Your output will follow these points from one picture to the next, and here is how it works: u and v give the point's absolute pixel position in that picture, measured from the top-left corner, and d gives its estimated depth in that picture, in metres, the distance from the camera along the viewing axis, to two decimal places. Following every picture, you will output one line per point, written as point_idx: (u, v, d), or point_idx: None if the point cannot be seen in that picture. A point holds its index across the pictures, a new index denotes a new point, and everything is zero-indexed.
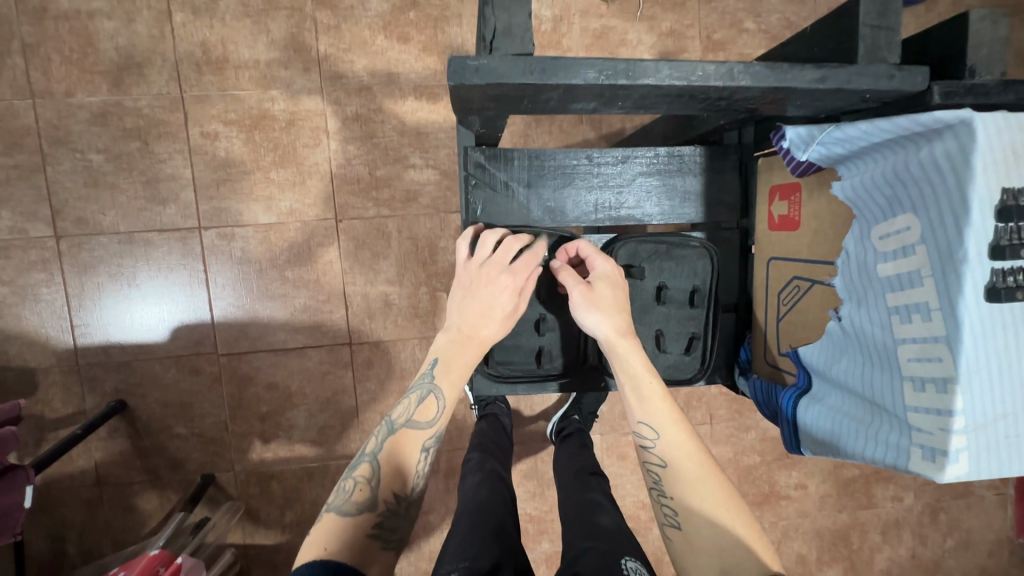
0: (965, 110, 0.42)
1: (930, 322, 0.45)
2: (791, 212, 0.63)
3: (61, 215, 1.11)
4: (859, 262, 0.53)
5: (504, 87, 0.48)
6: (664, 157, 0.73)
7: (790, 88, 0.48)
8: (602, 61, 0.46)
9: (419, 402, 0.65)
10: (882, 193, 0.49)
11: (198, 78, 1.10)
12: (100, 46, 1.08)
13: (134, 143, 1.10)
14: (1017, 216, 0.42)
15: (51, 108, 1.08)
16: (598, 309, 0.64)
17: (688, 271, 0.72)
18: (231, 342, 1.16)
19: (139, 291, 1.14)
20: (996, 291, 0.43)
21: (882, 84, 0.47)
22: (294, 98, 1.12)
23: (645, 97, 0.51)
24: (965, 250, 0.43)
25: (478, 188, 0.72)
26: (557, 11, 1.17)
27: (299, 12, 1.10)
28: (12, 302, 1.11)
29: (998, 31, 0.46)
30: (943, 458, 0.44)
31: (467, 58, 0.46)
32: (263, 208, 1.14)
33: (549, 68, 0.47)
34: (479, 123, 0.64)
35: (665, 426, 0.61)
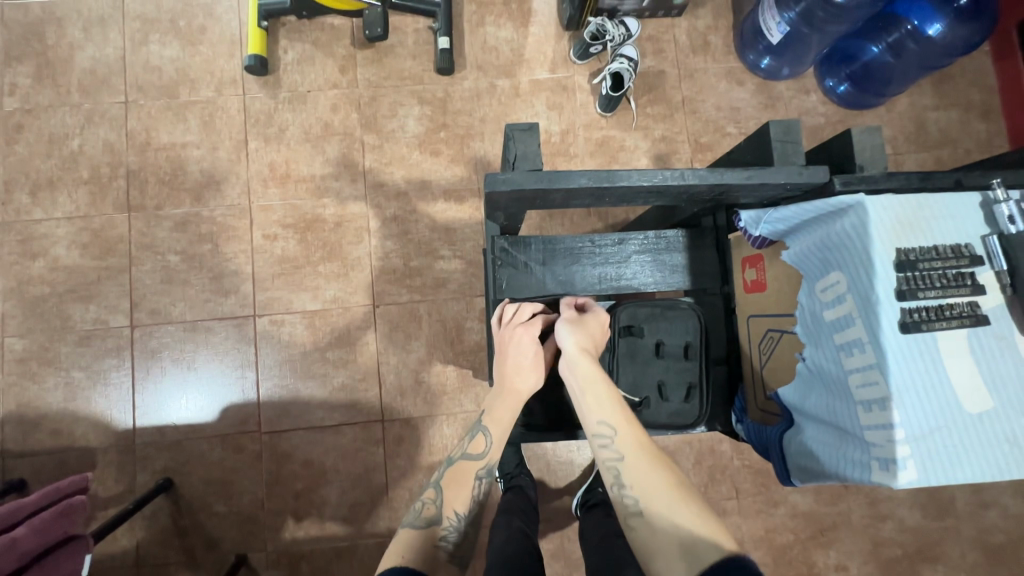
0: (858, 196, 0.55)
1: (864, 353, 0.54)
2: (759, 276, 0.73)
3: (138, 307, 1.27)
4: (809, 311, 0.62)
5: (523, 193, 0.63)
6: (653, 238, 0.86)
7: (728, 184, 0.61)
8: (590, 170, 0.61)
9: (472, 439, 0.80)
10: (814, 255, 0.60)
11: (264, 191, 1.31)
12: (188, 169, 1.31)
13: (206, 245, 1.29)
14: (910, 267, 0.53)
15: (142, 220, 1.29)
16: (576, 330, 0.77)
17: (682, 329, 0.81)
18: (273, 420, 1.25)
19: (195, 373, 1.26)
20: (909, 324, 0.52)
21: (794, 178, 0.60)
22: (342, 204, 1.32)
23: (623, 195, 0.65)
24: (876, 293, 0.53)
25: (503, 267, 0.85)
26: (564, 126, 1.38)
27: (350, 136, 1.34)
28: (85, 385, 1.24)
29: (876, 139, 0.60)
30: (893, 466, 0.50)
31: (497, 174, 0.61)
32: (310, 297, 1.29)
33: (555, 178, 0.61)
34: (503, 217, 0.78)
35: (616, 422, 0.71)
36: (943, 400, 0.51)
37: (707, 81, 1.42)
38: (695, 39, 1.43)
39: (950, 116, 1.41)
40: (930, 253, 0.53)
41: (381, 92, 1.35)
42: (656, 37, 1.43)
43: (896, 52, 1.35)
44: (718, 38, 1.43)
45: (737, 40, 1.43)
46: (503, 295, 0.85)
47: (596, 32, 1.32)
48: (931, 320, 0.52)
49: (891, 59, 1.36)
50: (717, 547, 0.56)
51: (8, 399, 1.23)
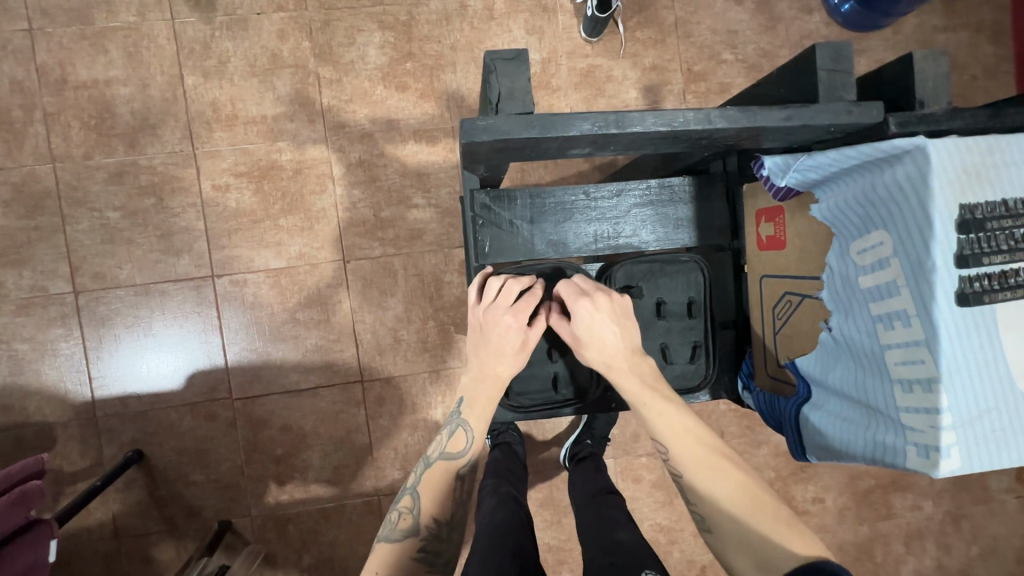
0: (918, 138, 0.46)
1: (910, 327, 0.48)
2: (777, 232, 0.66)
3: (80, 271, 1.15)
4: (842, 276, 0.56)
5: (509, 142, 0.53)
6: (655, 189, 0.77)
7: (761, 127, 0.52)
8: (594, 114, 0.51)
9: (450, 436, 0.73)
10: (856, 213, 0.53)
11: (209, 134, 1.16)
12: (117, 110, 1.14)
13: (149, 200, 1.16)
14: (976, 228, 0.46)
15: (70, 171, 1.14)
16: (588, 351, 0.68)
17: (685, 286, 0.75)
18: (246, 386, 1.18)
19: (155, 341, 1.17)
20: (967, 294, 0.46)
21: (842, 119, 0.52)
22: (300, 148, 1.18)
23: (634, 142, 0.56)
24: (932, 261, 0.46)
25: (485, 227, 0.76)
26: (545, 54, 1.24)
27: (302, 69, 1.17)
28: (32, 358, 1.14)
29: (941, 66, 0.52)
30: (936, 454, 0.47)
31: (475, 119, 0.51)
32: (273, 254, 1.18)
33: (548, 124, 0.51)
34: (483, 169, 0.68)
35: (668, 435, 0.65)
36: (997, 382, 0.46)
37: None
38: None
39: (958, 38, 1.33)
40: (996, 210, 0.47)
41: (335, 15, 1.18)
42: None
43: None
44: None
45: None
46: (486, 260, 0.77)
47: None
48: (992, 291, 0.46)
49: None
50: (794, 565, 0.53)
51: None
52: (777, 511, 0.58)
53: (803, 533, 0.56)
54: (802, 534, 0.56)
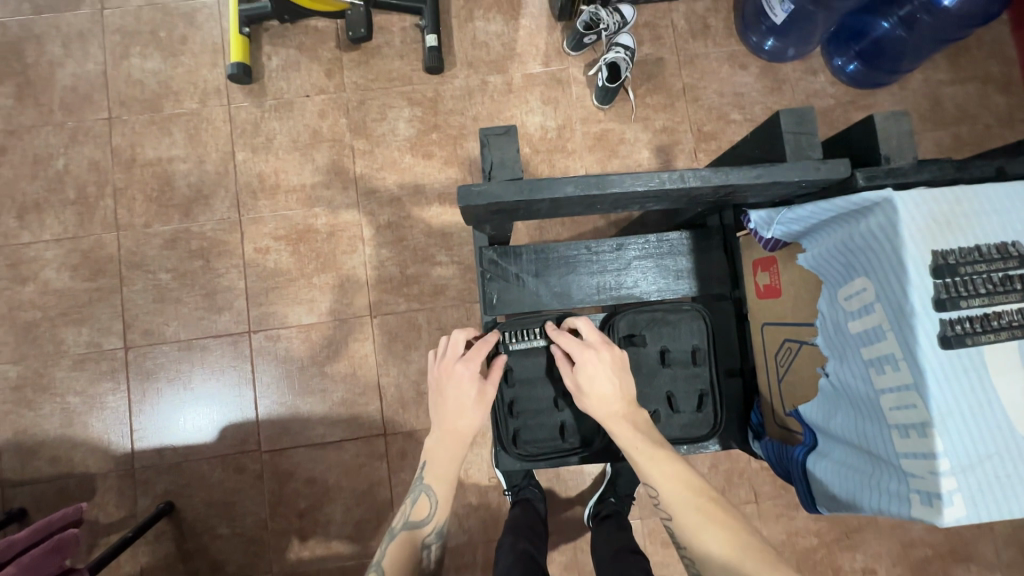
0: (885, 191, 0.49)
1: (899, 371, 0.48)
2: (773, 281, 0.68)
3: (131, 327, 1.24)
4: (834, 322, 0.57)
5: (502, 205, 0.58)
6: (654, 242, 0.81)
7: (734, 185, 0.55)
8: (577, 178, 0.55)
9: (414, 504, 0.75)
10: (839, 260, 0.55)
11: (254, 203, 1.27)
12: (176, 184, 1.28)
13: (197, 262, 1.26)
14: (952, 272, 0.47)
15: (131, 238, 1.26)
16: (587, 402, 0.68)
17: (689, 333, 0.76)
18: (274, 438, 1.22)
19: (192, 394, 1.23)
20: (950, 337, 0.46)
21: (810, 175, 0.54)
22: (334, 213, 1.27)
23: (618, 201, 0.60)
24: (911, 305, 0.47)
25: (492, 281, 0.80)
26: (560, 121, 1.33)
27: (339, 142, 1.29)
28: (82, 411, 1.22)
29: (903, 125, 0.53)
30: (938, 501, 0.45)
31: (471, 185, 0.56)
32: (305, 310, 1.25)
33: (536, 188, 0.56)
34: (489, 228, 0.72)
35: (659, 478, 0.64)
36: (993, 428, 0.45)
37: (710, 66, 1.36)
38: (695, 24, 1.37)
39: (967, 91, 1.37)
40: (972, 255, 0.47)
41: (370, 95, 1.31)
42: (653, 23, 1.37)
43: (908, 25, 1.25)
44: (719, 21, 1.38)
45: (738, 21, 1.37)
46: (495, 312, 0.80)
47: (589, 21, 1.26)
48: (976, 333, 0.46)
49: (903, 33, 1.27)
50: None
51: (4, 427, 1.20)
52: (763, 555, 0.57)
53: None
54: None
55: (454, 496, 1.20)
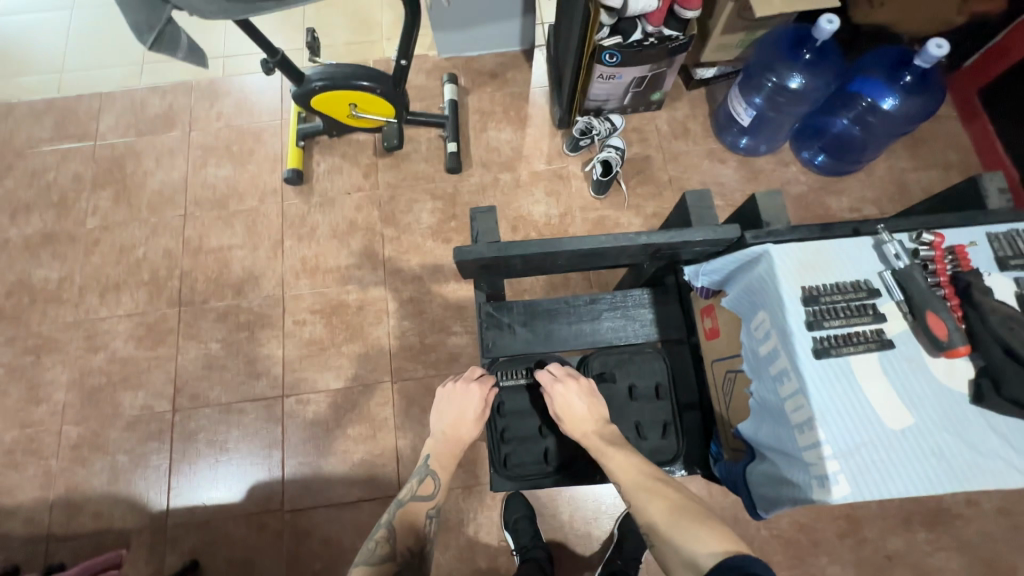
0: (763, 245, 0.64)
1: (789, 380, 0.60)
2: (712, 324, 0.81)
3: (181, 391, 1.39)
4: (746, 349, 0.69)
5: (485, 262, 0.74)
6: (622, 297, 0.95)
7: (657, 244, 0.71)
8: (539, 240, 0.72)
9: (420, 482, 0.87)
10: (744, 298, 0.69)
11: (296, 282, 1.47)
12: (232, 267, 1.49)
13: (243, 333, 1.43)
14: (817, 301, 0.61)
15: (190, 313, 1.45)
16: (564, 425, 0.79)
17: (654, 371, 0.86)
18: (296, 498, 1.30)
19: (227, 454, 1.34)
20: (818, 349, 0.59)
21: (711, 234, 0.69)
22: (364, 290, 1.46)
23: (573, 258, 0.76)
24: (789, 326, 0.60)
25: (488, 329, 0.93)
26: (562, 209, 1.53)
27: (372, 231, 1.51)
28: (127, 469, 1.33)
29: (777, 201, 0.70)
30: (827, 483, 0.55)
31: (463, 247, 0.73)
32: (334, 376, 1.39)
33: (509, 247, 0.73)
34: (484, 284, 0.87)
35: (616, 468, 0.74)
36: (858, 421, 0.57)
37: (691, 161, 1.57)
38: (676, 127, 1.60)
39: (928, 176, 1.53)
40: (832, 287, 0.62)
41: (399, 191, 1.55)
42: (640, 127, 1.60)
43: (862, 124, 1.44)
44: (697, 124, 1.60)
45: (714, 124, 1.59)
46: (491, 355, 0.93)
47: (583, 129, 1.53)
48: (838, 346, 0.59)
49: (859, 130, 1.45)
50: (712, 558, 0.58)
51: (57, 483, 1.32)
52: (699, 516, 0.65)
53: (719, 529, 0.62)
54: (718, 532, 0.62)
55: (464, 559, 1.23)
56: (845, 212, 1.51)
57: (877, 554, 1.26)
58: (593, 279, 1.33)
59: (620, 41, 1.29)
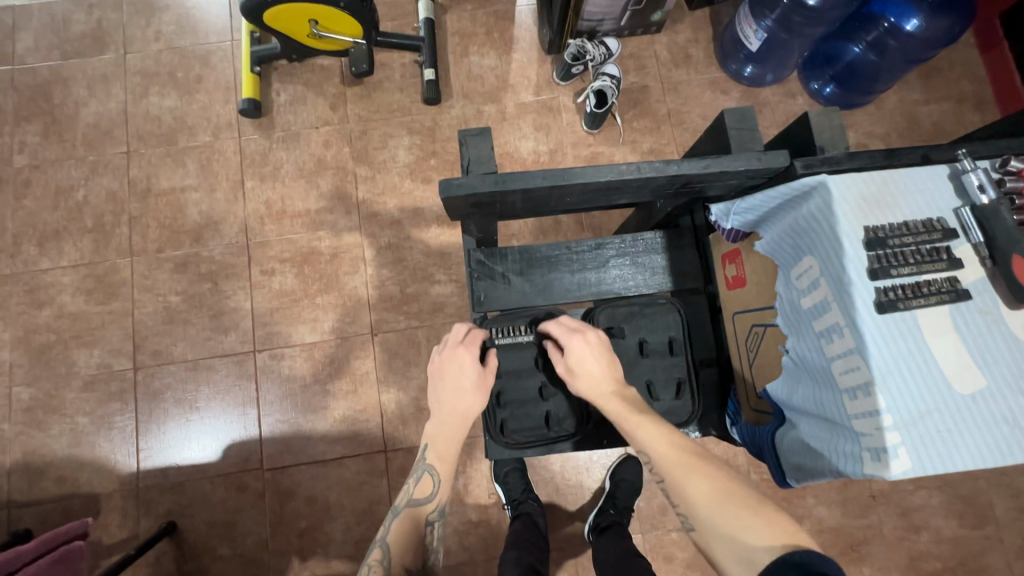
0: (820, 176, 0.56)
1: (844, 337, 0.54)
2: (738, 271, 0.75)
3: (141, 348, 1.28)
4: (789, 301, 0.63)
5: (478, 196, 0.64)
6: (631, 241, 0.86)
7: (686, 175, 0.62)
8: (545, 169, 0.62)
9: (417, 483, 0.78)
10: (789, 244, 0.62)
11: (261, 228, 1.34)
12: (187, 212, 1.34)
13: (206, 285, 1.31)
14: (880, 246, 0.54)
15: (143, 263, 1.32)
16: (577, 383, 0.73)
17: (667, 326, 0.80)
18: (276, 456, 1.24)
19: (198, 413, 1.26)
20: (881, 301, 0.53)
21: (754, 164, 0.61)
22: (337, 236, 1.33)
23: (584, 192, 0.66)
24: (848, 276, 0.54)
25: (479, 279, 0.85)
26: (552, 145, 1.40)
27: (342, 170, 1.37)
28: (90, 431, 1.25)
29: (835, 120, 0.61)
30: (886, 455, 0.49)
31: (451, 179, 0.62)
32: (309, 329, 1.29)
33: (507, 180, 0.62)
34: (476, 225, 0.78)
35: (646, 440, 0.66)
36: (932, 385, 0.50)
37: (692, 92, 1.44)
38: (676, 53, 1.46)
39: (941, 109, 1.44)
40: (899, 230, 0.55)
41: (372, 125, 1.39)
42: (638, 54, 1.45)
43: (878, 50, 1.33)
44: (699, 50, 1.46)
45: (718, 51, 1.45)
46: (483, 308, 0.85)
47: (576, 53, 1.36)
48: (907, 298, 0.52)
49: (874, 57, 1.34)
50: (769, 557, 0.51)
51: (14, 448, 1.23)
52: (745, 498, 0.58)
53: (771, 519, 0.54)
54: (772, 521, 0.54)
55: (454, 512, 1.21)
56: (852, 149, 1.41)
57: (863, 494, 1.28)
58: (588, 223, 1.23)
59: None
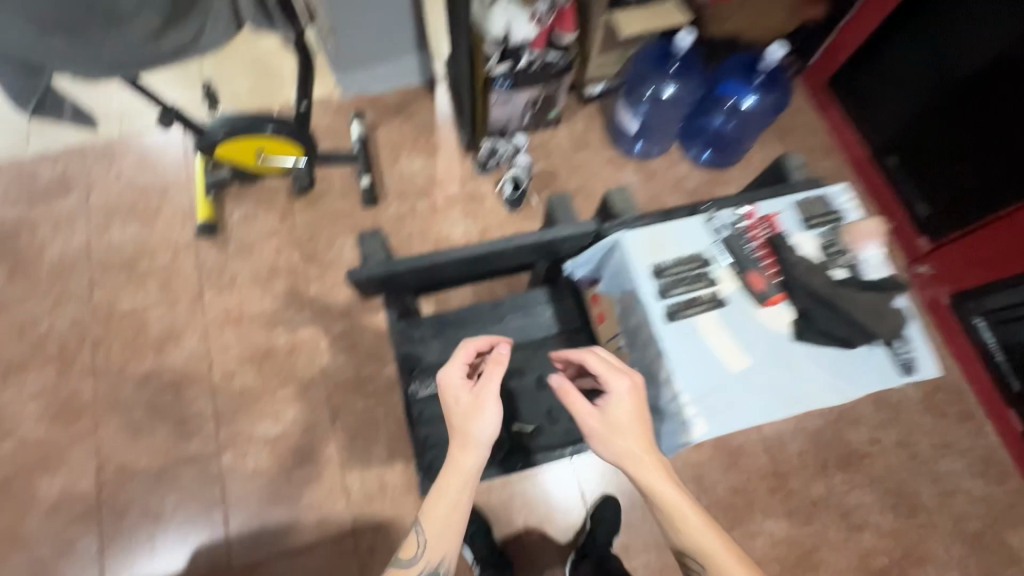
0: (617, 236, 0.90)
1: (656, 348, 0.86)
2: (601, 309, 1.03)
3: (105, 466, 1.32)
4: (628, 327, 0.93)
5: (376, 279, 0.95)
6: (521, 300, 1.13)
7: (513, 244, 0.95)
8: (414, 257, 0.95)
9: (404, 543, 0.79)
10: (617, 285, 0.94)
11: (222, 333, 1.44)
12: (150, 328, 1.44)
13: (169, 394, 1.38)
14: (664, 278, 0.88)
15: (107, 382, 1.38)
16: (614, 439, 0.78)
17: (553, 365, 1.07)
18: (246, 555, 1.26)
19: (165, 523, 1.28)
20: (683, 313, 0.85)
21: (559, 232, 0.95)
22: (293, 331, 1.45)
23: (453, 265, 0.97)
24: (649, 305, 0.86)
25: (405, 341, 1.09)
26: (481, 228, 1.61)
27: (295, 272, 1.51)
28: (53, 560, 1.25)
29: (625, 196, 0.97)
30: (692, 423, 0.81)
31: (355, 270, 0.96)
32: (271, 423, 1.36)
33: (389, 265, 0.94)
34: (394, 299, 1.06)
35: (692, 532, 0.74)
36: (720, 368, 0.84)
37: (593, 170, 1.69)
38: (576, 140, 1.72)
39: None
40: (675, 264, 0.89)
41: (319, 230, 1.56)
42: (544, 144, 1.72)
43: (735, 116, 1.60)
44: (595, 135, 1.73)
45: (609, 134, 1.72)
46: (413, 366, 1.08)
47: (489, 151, 1.63)
48: (686, 311, 0.86)
49: (736, 121, 1.62)
50: None
51: None
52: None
53: None
54: None
55: None
56: None
57: (804, 502, 1.38)
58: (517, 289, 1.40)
59: (509, 67, 1.40)
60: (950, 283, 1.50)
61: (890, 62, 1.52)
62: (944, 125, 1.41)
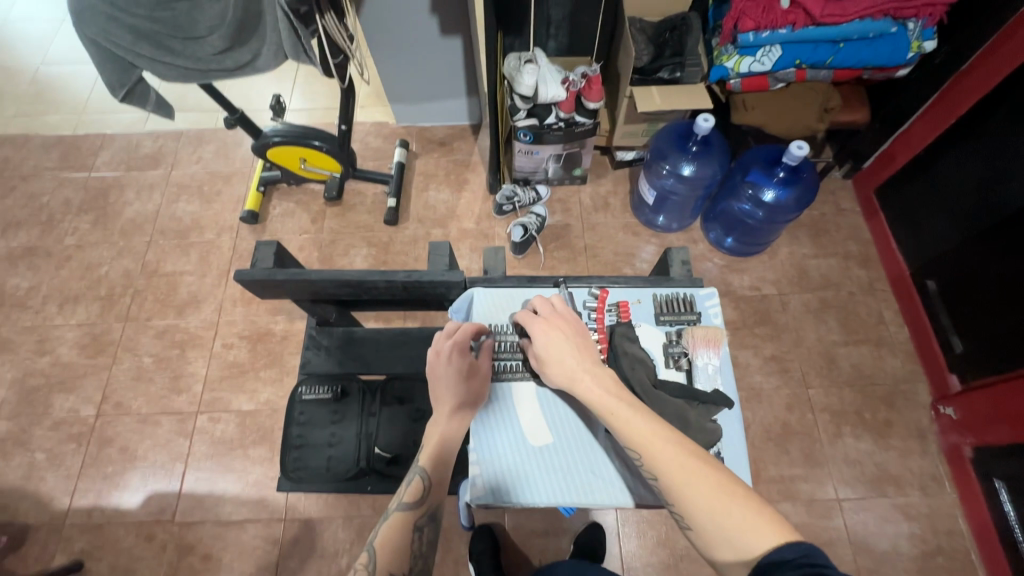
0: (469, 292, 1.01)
1: None
2: None
3: (107, 399, 1.51)
4: None
5: (259, 282, 1.06)
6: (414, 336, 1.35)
7: (390, 279, 1.06)
8: (294, 271, 1.05)
9: (408, 485, 0.81)
10: None
11: (233, 308, 1.62)
12: (179, 290, 1.65)
13: (175, 350, 1.56)
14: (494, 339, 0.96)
15: (133, 328, 1.60)
16: (548, 366, 0.81)
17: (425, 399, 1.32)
18: (187, 511, 1.37)
19: (134, 461, 1.43)
20: (499, 374, 0.92)
21: (435, 275, 1.06)
22: (291, 321, 1.59)
23: (331, 285, 1.08)
24: None
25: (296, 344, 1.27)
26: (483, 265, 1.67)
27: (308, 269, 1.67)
28: (42, 467, 1.43)
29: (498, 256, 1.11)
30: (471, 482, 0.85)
31: (244, 270, 1.05)
32: (247, 398, 1.49)
33: (272, 273, 1.05)
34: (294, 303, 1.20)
35: (652, 450, 0.66)
36: (517, 439, 0.88)
37: (606, 232, 1.71)
38: (597, 201, 1.75)
39: (829, 263, 1.62)
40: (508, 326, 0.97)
41: (340, 237, 1.72)
42: (565, 199, 1.76)
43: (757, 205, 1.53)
44: (617, 199, 1.75)
45: (631, 203, 1.74)
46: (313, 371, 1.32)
47: (508, 195, 1.69)
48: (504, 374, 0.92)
49: (762, 212, 1.54)
50: (769, 547, 0.55)
51: None
52: (724, 489, 0.61)
53: (766, 515, 0.58)
54: (763, 516, 0.58)
55: None
56: (744, 290, 1.60)
57: None
58: None
59: (534, 122, 1.47)
60: (970, 435, 1.31)
61: (937, 183, 1.40)
62: (984, 265, 1.27)
